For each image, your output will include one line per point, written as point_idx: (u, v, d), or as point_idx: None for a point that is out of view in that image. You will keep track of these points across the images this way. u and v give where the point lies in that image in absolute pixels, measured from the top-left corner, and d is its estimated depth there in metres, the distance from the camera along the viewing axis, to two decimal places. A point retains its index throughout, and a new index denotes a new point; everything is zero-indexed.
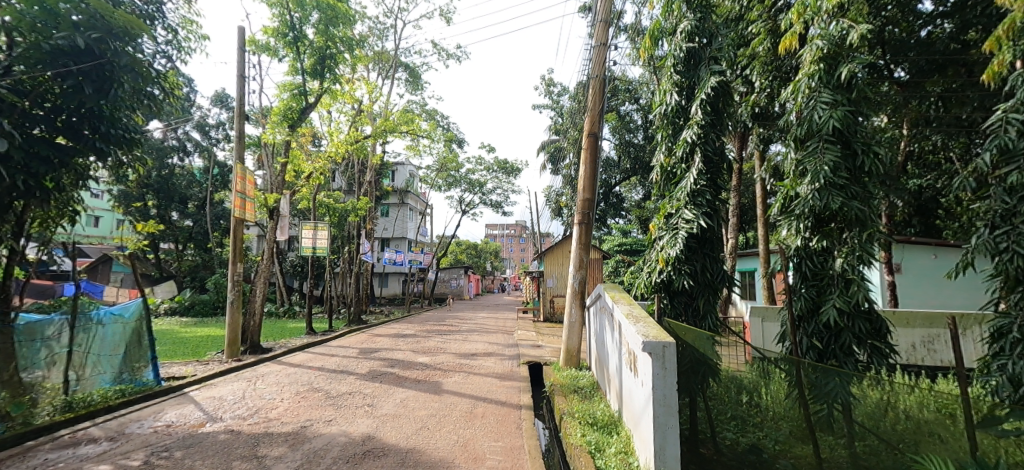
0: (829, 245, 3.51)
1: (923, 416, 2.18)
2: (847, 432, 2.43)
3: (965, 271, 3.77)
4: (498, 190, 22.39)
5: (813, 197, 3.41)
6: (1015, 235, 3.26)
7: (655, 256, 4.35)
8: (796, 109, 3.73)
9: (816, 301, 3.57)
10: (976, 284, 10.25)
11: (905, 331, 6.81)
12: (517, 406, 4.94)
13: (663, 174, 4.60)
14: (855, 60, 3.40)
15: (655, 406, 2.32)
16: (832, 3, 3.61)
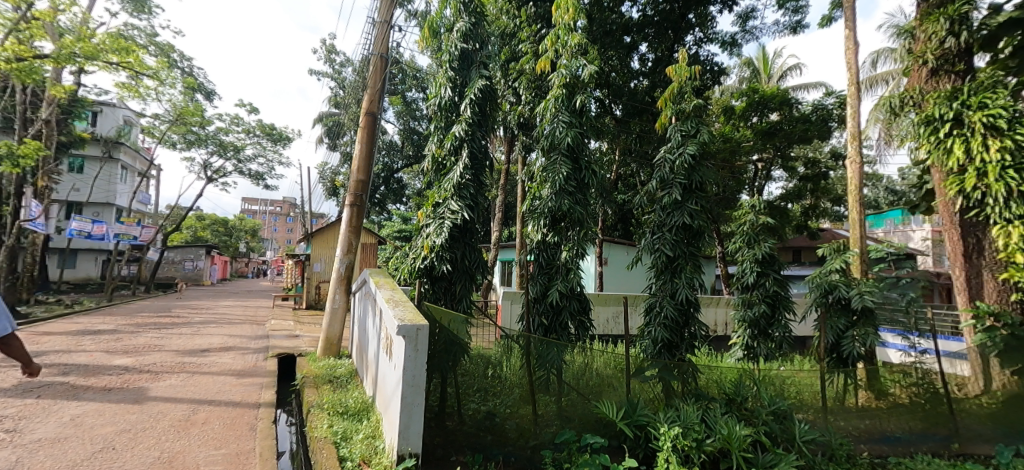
0: (559, 239, 4.29)
1: (605, 373, 3.52)
2: (557, 390, 3.31)
3: (633, 264, 5.12)
4: (260, 159, 19.27)
5: (551, 200, 4.11)
6: (663, 240, 4.67)
7: (420, 242, 4.48)
8: (544, 123, 4.41)
9: (546, 286, 4.32)
10: None
11: (604, 309, 8.98)
12: (255, 405, 4.35)
13: (433, 164, 4.76)
14: (586, 93, 4.26)
15: (404, 387, 2.39)
16: (575, 41, 4.39)
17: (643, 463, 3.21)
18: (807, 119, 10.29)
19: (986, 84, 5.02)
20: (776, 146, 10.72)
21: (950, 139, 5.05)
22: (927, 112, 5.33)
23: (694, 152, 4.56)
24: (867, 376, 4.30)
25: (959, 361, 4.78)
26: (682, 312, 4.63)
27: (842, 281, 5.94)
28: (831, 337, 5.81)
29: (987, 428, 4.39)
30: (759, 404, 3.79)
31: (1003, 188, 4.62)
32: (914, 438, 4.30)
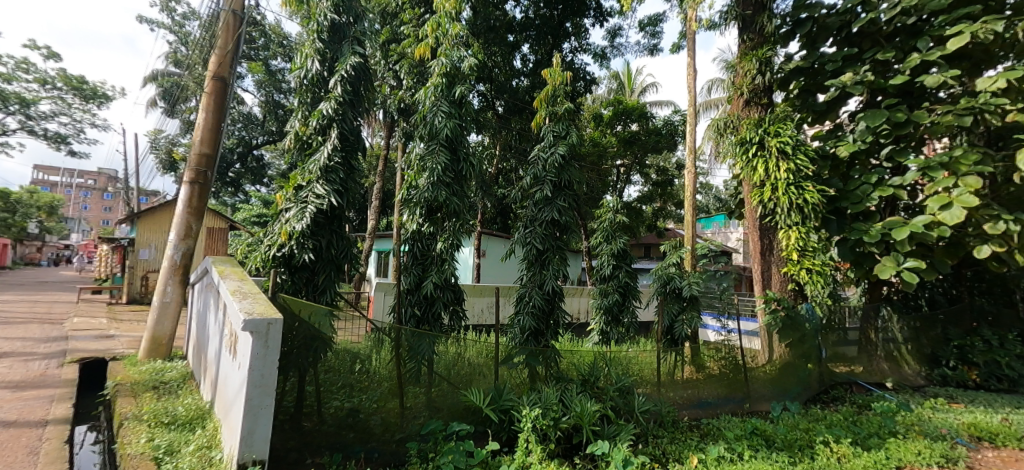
0: (434, 230, 4.25)
1: (477, 362, 3.72)
2: (427, 382, 3.38)
3: (507, 257, 5.33)
4: (65, 119, 15.42)
5: (428, 190, 4.06)
6: (535, 234, 4.95)
7: (278, 228, 4.03)
8: (422, 111, 4.33)
9: (420, 278, 4.22)
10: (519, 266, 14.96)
11: (479, 299, 9.20)
12: (41, 423, 3.49)
13: (296, 143, 4.32)
14: (465, 85, 4.30)
15: (249, 388, 2.16)
16: (456, 31, 4.38)
17: (506, 444, 3.55)
18: (659, 132, 11.83)
19: (780, 116, 6.35)
20: (634, 154, 12.09)
21: (755, 160, 6.29)
22: (742, 135, 6.54)
23: (564, 153, 4.92)
24: (692, 353, 5.25)
25: (754, 338, 5.92)
26: (549, 301, 4.95)
27: (676, 273, 7.00)
28: (667, 321, 6.81)
29: (768, 390, 5.71)
30: (608, 383, 4.52)
31: (788, 201, 5.86)
32: (720, 401, 5.31)
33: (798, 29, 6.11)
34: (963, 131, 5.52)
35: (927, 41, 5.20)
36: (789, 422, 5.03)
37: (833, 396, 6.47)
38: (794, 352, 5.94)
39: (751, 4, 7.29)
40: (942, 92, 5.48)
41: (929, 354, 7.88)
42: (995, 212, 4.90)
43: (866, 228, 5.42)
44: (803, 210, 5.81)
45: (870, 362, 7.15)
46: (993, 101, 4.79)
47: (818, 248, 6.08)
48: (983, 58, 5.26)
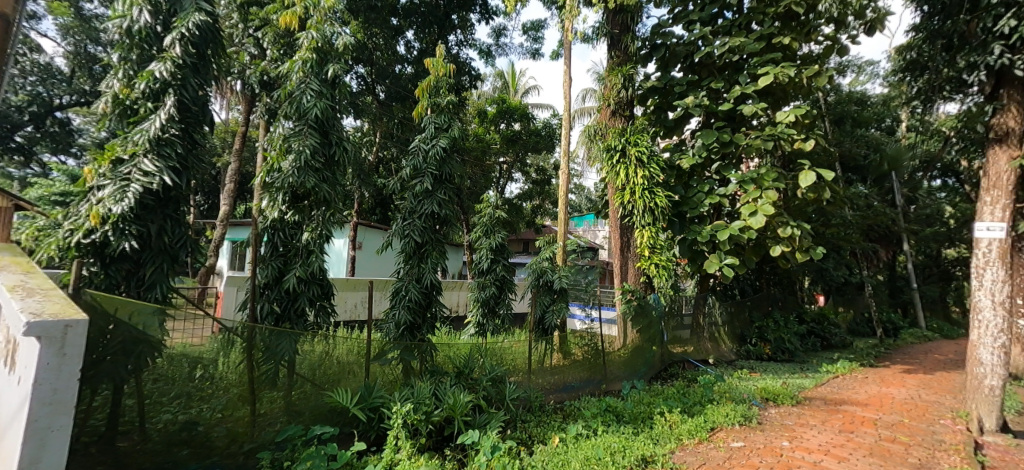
0: (300, 219, 3.89)
1: (346, 359, 3.56)
2: (285, 384, 3.15)
3: (384, 249, 5.12)
4: None
5: (293, 175, 3.69)
6: (414, 227, 4.84)
7: (85, 210, 3.26)
8: (287, 87, 3.92)
9: (281, 271, 3.81)
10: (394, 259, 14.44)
11: (352, 294, 8.70)
12: None
13: (115, 107, 3.56)
14: (339, 64, 4.00)
15: (33, 406, 1.73)
16: (329, 4, 4.06)
17: (373, 443, 3.52)
18: (538, 133, 12.42)
19: (639, 128, 7.13)
20: (515, 152, 12.55)
21: (618, 165, 6.99)
22: (608, 141, 7.20)
23: (445, 146, 4.87)
24: (560, 341, 5.66)
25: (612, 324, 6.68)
26: (426, 294, 4.88)
27: (548, 267, 7.36)
28: (539, 313, 7.18)
29: (621, 371, 6.42)
30: (482, 372, 4.67)
31: (642, 204, 6.62)
32: (580, 384, 5.80)
33: (654, 53, 6.93)
34: (768, 154, 6.81)
35: (745, 77, 6.31)
36: (635, 397, 5.74)
37: (670, 372, 7.54)
38: (643, 336, 6.77)
39: (618, 23, 8.00)
40: (754, 120, 6.69)
41: (740, 334, 9.66)
42: (785, 220, 6.20)
43: (698, 230, 6.55)
44: (653, 212, 6.66)
45: (699, 343, 8.51)
46: (787, 131, 6.01)
47: (664, 245, 6.97)
48: (782, 96, 6.56)
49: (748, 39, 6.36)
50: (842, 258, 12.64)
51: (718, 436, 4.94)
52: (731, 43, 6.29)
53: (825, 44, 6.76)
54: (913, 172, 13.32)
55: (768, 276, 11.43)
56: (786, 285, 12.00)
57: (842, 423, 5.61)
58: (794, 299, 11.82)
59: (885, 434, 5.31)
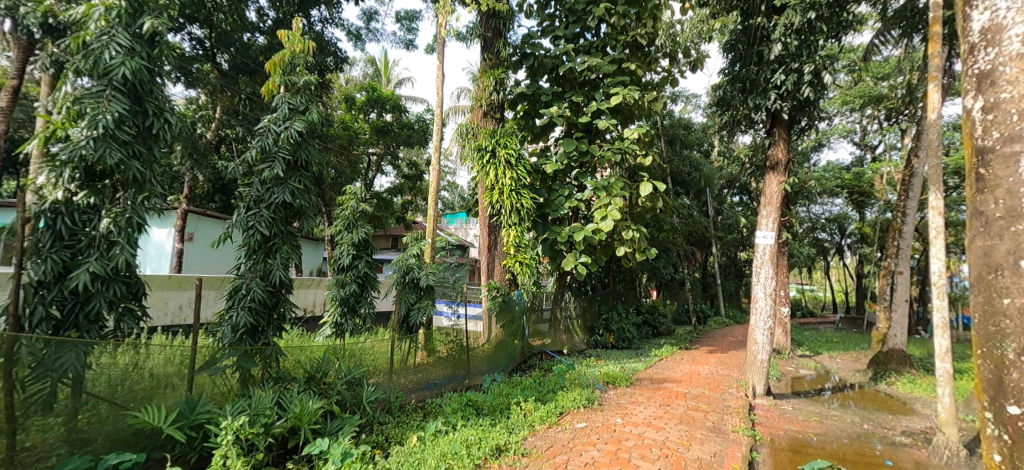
0: (97, 202, 3.15)
1: (165, 372, 3.04)
2: (69, 408, 2.56)
3: (222, 242, 4.43)
4: None
5: (86, 146, 2.96)
6: (260, 217, 4.27)
7: None
8: (82, 37, 3.16)
9: (66, 266, 3.00)
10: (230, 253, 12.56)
11: (176, 294, 7.43)
12: None
13: None
14: (159, 19, 3.37)
15: None
16: None
17: (195, 466, 3.05)
18: (411, 127, 12.12)
19: (509, 131, 7.41)
20: (385, 144, 12.04)
21: (488, 165, 7.17)
22: (479, 141, 7.34)
23: (301, 129, 4.42)
24: (425, 338, 5.60)
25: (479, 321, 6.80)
26: (273, 293, 4.36)
27: (416, 264, 7.06)
28: (404, 311, 6.86)
29: (484, 366, 6.60)
30: (336, 377, 4.39)
31: (509, 204, 6.90)
32: (444, 381, 5.79)
33: (524, 61, 7.35)
34: (617, 165, 7.66)
35: (601, 94, 7.01)
36: (495, 390, 5.97)
37: (528, 364, 8.00)
38: (505, 331, 7.17)
39: (491, 27, 8.22)
40: (606, 134, 7.45)
41: (590, 326, 10.73)
42: (629, 225, 7.07)
43: (559, 231, 7.09)
44: (519, 213, 7.00)
45: (555, 335, 9.22)
46: (631, 146, 6.87)
47: (529, 244, 7.33)
48: (628, 115, 7.45)
49: (602, 61, 7.08)
50: (671, 258, 14.93)
51: (565, 420, 5.43)
52: (590, 62, 6.93)
53: (662, 74, 7.87)
54: (721, 189, 16.37)
55: (614, 273, 12.92)
56: (628, 281, 13.74)
57: (662, 398, 6.62)
58: (634, 293, 13.58)
59: (691, 404, 6.42)
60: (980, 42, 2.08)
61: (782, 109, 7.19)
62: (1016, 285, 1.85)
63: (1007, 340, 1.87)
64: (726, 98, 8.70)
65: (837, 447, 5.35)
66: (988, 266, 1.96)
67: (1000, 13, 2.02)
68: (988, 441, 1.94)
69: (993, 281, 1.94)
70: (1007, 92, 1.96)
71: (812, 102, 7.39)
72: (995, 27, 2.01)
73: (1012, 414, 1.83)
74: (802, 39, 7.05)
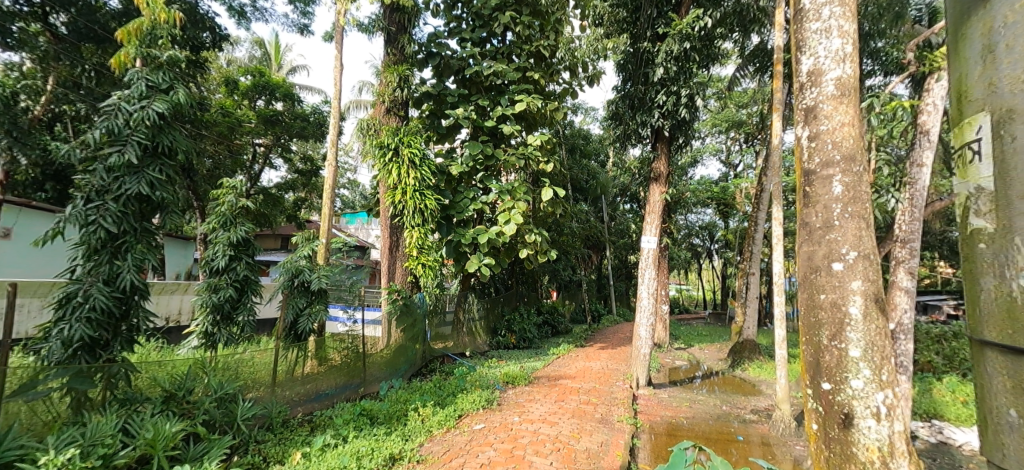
0: None
1: None
2: None
3: (51, 240, 3.69)
4: None
5: None
6: (104, 210, 3.61)
7: None
8: None
9: None
10: (61, 254, 10.42)
11: None
12: None
13: None
14: None
15: None
16: None
17: None
18: (305, 118, 11.22)
19: (413, 130, 7.17)
20: (274, 135, 11.01)
21: (391, 164, 6.86)
22: (381, 139, 6.96)
23: (162, 111, 3.84)
24: (315, 346, 5.20)
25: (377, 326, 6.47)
26: (120, 300, 3.71)
27: (306, 265, 6.34)
28: (290, 317, 6.15)
29: (382, 372, 6.32)
30: (204, 394, 3.99)
31: (413, 205, 6.68)
32: (336, 391, 5.42)
33: (430, 60, 7.20)
34: (521, 170, 7.88)
35: (506, 100, 7.17)
36: (392, 397, 5.74)
37: (430, 368, 7.83)
38: (406, 336, 6.96)
39: (395, 21, 7.96)
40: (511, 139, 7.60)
41: (492, 327, 10.87)
42: (531, 228, 7.28)
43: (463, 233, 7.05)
44: (423, 214, 6.81)
45: (457, 337, 9.18)
46: (534, 152, 7.09)
47: (433, 246, 7.17)
48: (532, 122, 7.70)
49: (508, 67, 7.22)
50: (569, 261, 15.73)
51: (463, 422, 5.42)
52: (496, 67, 7.00)
53: (563, 86, 8.26)
54: (614, 197, 17.67)
55: (517, 275, 13.25)
56: (530, 283, 14.17)
57: (557, 394, 6.94)
58: (535, 294, 14.05)
59: (583, 398, 6.82)
60: (805, 82, 2.52)
61: (663, 126, 8.09)
62: (830, 282, 2.26)
63: (821, 328, 2.27)
64: (618, 113, 9.42)
65: (703, 427, 6.07)
66: (809, 267, 2.35)
67: (819, 59, 2.47)
68: (808, 413, 2.32)
69: (813, 279, 2.34)
70: (824, 124, 2.41)
71: (688, 122, 8.31)
72: (815, 70, 2.45)
73: (825, 389, 2.22)
74: (680, 65, 7.85)
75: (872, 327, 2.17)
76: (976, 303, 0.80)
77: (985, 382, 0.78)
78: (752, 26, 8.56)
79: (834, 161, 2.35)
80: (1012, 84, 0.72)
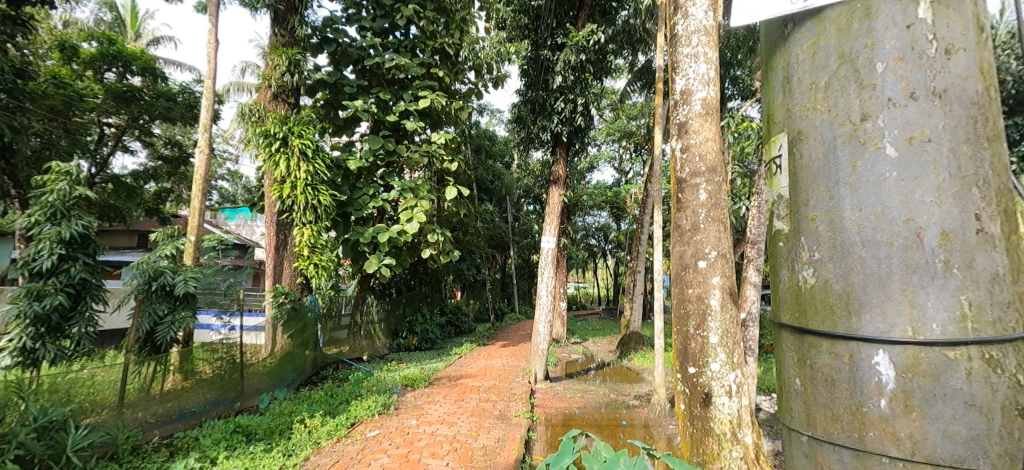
0: None
1: None
2: None
3: None
4: None
5: None
6: None
7: None
8: None
9: None
10: None
11: None
12: None
13: None
14: None
15: None
16: None
17: None
18: (172, 98, 9.64)
19: (305, 119, 6.59)
20: (130, 115, 9.44)
21: (277, 154, 6.25)
22: (266, 127, 6.33)
23: None
24: (179, 358, 4.55)
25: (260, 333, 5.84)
26: None
27: (169, 266, 5.42)
28: (145, 326, 5.26)
29: (264, 383, 5.74)
30: (19, 424, 3.37)
31: (304, 200, 6.18)
32: (206, 407, 4.80)
33: (325, 46, 6.69)
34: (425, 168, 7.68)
35: (409, 95, 6.93)
36: (275, 410, 5.24)
37: (321, 376, 7.30)
38: (294, 342, 6.40)
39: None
40: (415, 136, 7.38)
41: (392, 329, 10.49)
42: (434, 228, 7.15)
43: (362, 231, 6.70)
44: (316, 210, 6.34)
45: (354, 342, 8.69)
46: (438, 151, 6.88)
47: (326, 245, 6.73)
48: (436, 120, 7.56)
49: (411, 61, 7.00)
50: (474, 260, 15.80)
51: (356, 430, 5.15)
52: (398, 61, 6.74)
53: (468, 86, 8.26)
54: (518, 198, 18.13)
55: (420, 275, 12.96)
56: (433, 283, 13.94)
57: (458, 394, 6.92)
58: (439, 295, 13.86)
59: (483, 396, 6.88)
60: (678, 100, 2.81)
61: (562, 132, 8.54)
62: (696, 277, 2.55)
63: (688, 318, 2.54)
64: (521, 116, 9.68)
65: (593, 416, 6.49)
66: (680, 264, 2.63)
67: (689, 80, 2.76)
68: (676, 395, 2.55)
69: (683, 275, 2.61)
70: (693, 139, 2.72)
71: (584, 129, 8.83)
72: (686, 89, 2.74)
73: (690, 373, 2.48)
74: (577, 75, 8.28)
75: (727, 317, 2.52)
76: (776, 294, 0.94)
77: (782, 358, 0.90)
78: (639, 45, 9.37)
79: (700, 172, 2.67)
80: (801, 110, 0.86)
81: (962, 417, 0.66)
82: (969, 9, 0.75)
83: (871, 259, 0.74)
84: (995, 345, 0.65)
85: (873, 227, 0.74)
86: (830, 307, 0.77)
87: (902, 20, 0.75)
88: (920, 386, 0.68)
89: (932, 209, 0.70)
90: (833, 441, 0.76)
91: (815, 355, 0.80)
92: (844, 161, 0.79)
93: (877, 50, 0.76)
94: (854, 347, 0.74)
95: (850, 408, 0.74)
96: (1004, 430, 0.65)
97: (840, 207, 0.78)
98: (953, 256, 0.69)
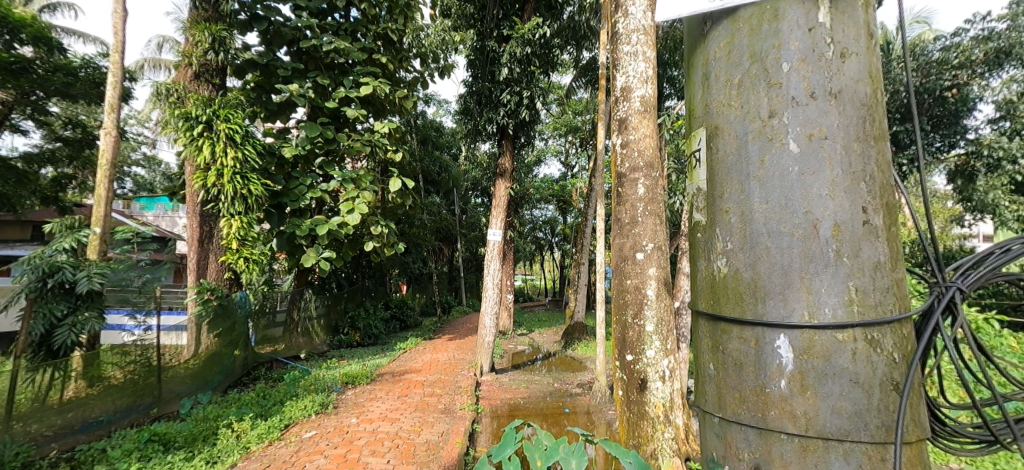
0: None
1: None
2: None
3: None
4: None
5: None
6: None
7: None
8: None
9: None
10: None
11: None
12: None
13: None
14: None
15: None
16: None
17: None
18: (72, 73, 8.51)
19: (232, 102, 6.11)
20: (20, 89, 8.30)
21: (200, 139, 5.71)
22: (187, 109, 5.78)
23: None
24: (83, 363, 4.09)
25: (182, 333, 5.33)
26: None
27: (69, 262, 4.87)
28: (38, 329, 4.66)
29: (185, 387, 5.31)
30: None
31: (232, 189, 5.71)
32: (116, 416, 4.37)
33: (255, 23, 6.13)
34: (367, 157, 7.36)
35: (349, 81, 6.59)
36: (198, 415, 4.84)
37: (252, 377, 6.87)
38: (221, 341, 5.95)
39: None
40: (356, 124, 7.06)
41: (333, 326, 10.07)
42: (377, 220, 6.88)
43: (299, 222, 6.29)
44: (246, 200, 5.90)
45: (290, 339, 8.25)
46: (381, 139, 6.65)
47: (258, 238, 6.28)
48: (379, 109, 7.26)
49: (351, 45, 6.64)
50: (419, 253, 15.43)
51: (290, 432, 4.89)
52: (338, 44, 6.38)
53: (414, 74, 7.99)
54: (466, 190, 17.94)
55: (363, 269, 12.48)
56: (377, 277, 13.48)
57: (401, 389, 6.77)
58: (383, 289, 13.46)
59: (427, 390, 6.77)
60: (618, 96, 2.84)
61: (508, 124, 8.54)
62: (634, 269, 2.61)
63: (627, 308, 2.57)
64: (466, 108, 9.47)
65: (538, 405, 6.60)
66: (619, 256, 2.66)
67: (629, 78, 2.81)
68: (614, 382, 2.48)
69: (622, 267, 2.66)
70: (632, 135, 2.78)
71: (530, 123, 8.88)
72: (625, 87, 2.78)
73: (628, 360, 2.44)
74: (523, 68, 8.30)
75: (662, 306, 2.78)
76: (694, 283, 0.98)
77: (700, 345, 0.92)
78: (584, 42, 9.55)
79: (638, 167, 2.78)
80: (717, 107, 0.89)
81: (848, 394, 0.72)
82: (860, 16, 0.81)
83: (776, 249, 0.78)
84: (875, 327, 0.72)
85: (777, 219, 0.78)
86: (740, 295, 0.81)
87: (805, 23, 0.80)
88: (813, 366, 0.73)
89: (827, 202, 0.76)
90: (740, 421, 0.80)
91: (726, 340, 0.83)
92: (754, 156, 0.82)
93: (783, 51, 0.80)
94: (759, 332, 0.77)
95: (755, 390, 0.78)
96: (880, 403, 0.72)
97: (750, 200, 0.82)
98: (843, 247, 0.75)
